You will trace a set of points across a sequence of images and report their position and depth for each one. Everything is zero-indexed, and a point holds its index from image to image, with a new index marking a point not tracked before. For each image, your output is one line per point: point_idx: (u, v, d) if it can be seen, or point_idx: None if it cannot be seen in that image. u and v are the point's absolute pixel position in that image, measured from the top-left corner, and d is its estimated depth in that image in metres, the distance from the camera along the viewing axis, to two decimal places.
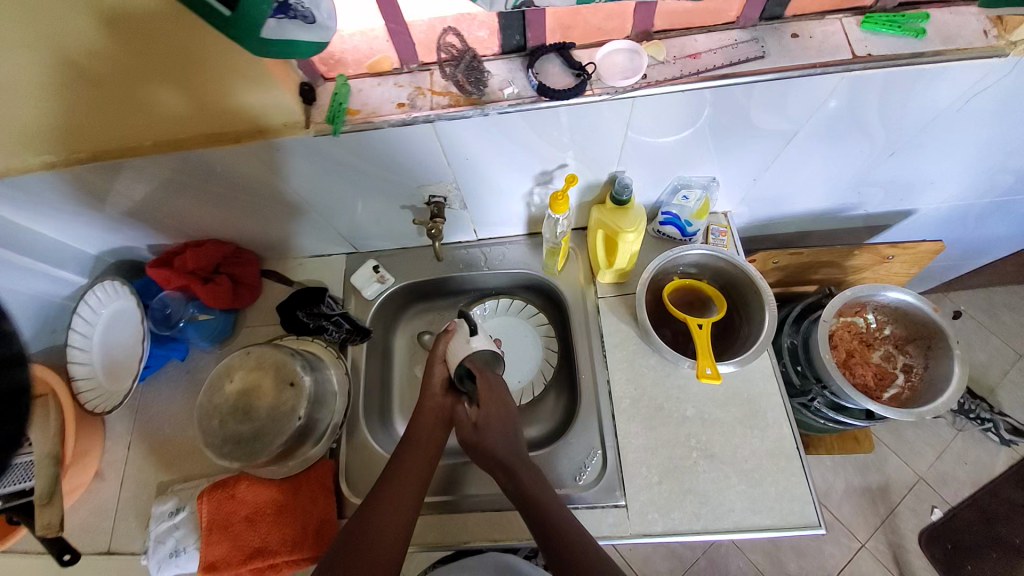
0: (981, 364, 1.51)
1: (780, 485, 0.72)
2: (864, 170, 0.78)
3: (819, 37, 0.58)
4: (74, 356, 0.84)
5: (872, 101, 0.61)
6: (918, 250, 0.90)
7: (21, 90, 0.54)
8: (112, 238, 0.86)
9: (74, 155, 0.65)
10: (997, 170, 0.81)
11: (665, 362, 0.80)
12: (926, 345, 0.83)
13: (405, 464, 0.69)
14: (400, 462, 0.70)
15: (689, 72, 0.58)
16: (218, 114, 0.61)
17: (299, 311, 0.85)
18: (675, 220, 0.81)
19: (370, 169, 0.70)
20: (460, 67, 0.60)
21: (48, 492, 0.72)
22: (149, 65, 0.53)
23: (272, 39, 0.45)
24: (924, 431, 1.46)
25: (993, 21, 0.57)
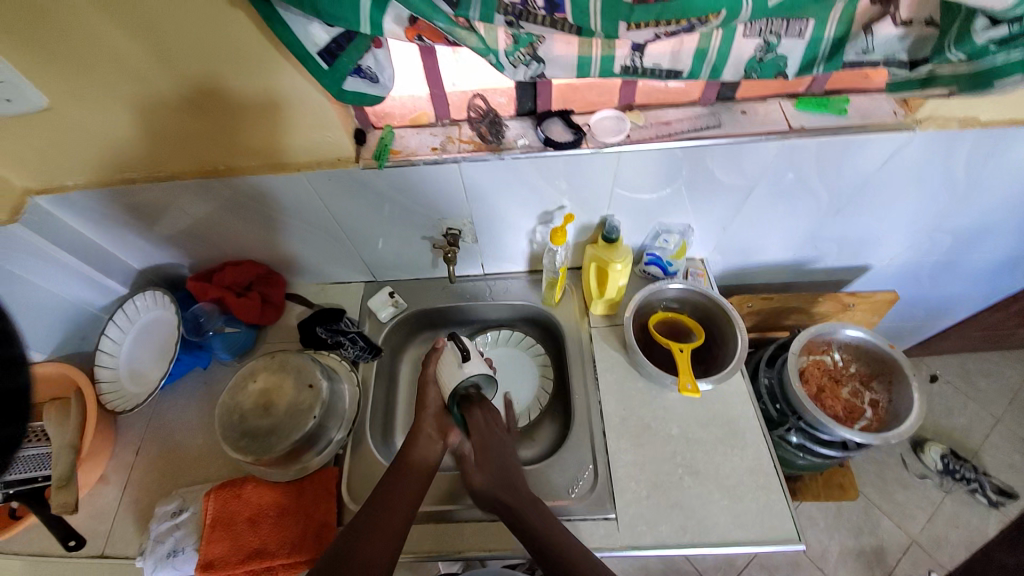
0: (962, 427, 1.56)
1: (760, 501, 0.77)
2: (818, 226, 0.92)
3: (762, 113, 0.75)
4: (101, 360, 0.91)
5: (812, 164, 0.77)
6: (874, 299, 1.03)
7: (136, 115, 0.70)
8: (159, 254, 0.97)
9: (158, 174, 0.80)
10: (931, 231, 0.95)
11: (652, 386, 0.88)
12: (888, 380, 0.95)
13: (399, 480, 0.72)
14: (395, 477, 0.72)
15: (663, 134, 0.74)
16: (285, 149, 0.76)
17: (318, 327, 0.93)
18: (658, 261, 0.94)
19: (401, 201, 0.83)
20: (484, 122, 0.76)
21: (64, 476, 0.80)
22: (241, 106, 0.69)
23: (347, 90, 0.61)
24: (915, 494, 1.46)
25: (900, 103, 0.74)
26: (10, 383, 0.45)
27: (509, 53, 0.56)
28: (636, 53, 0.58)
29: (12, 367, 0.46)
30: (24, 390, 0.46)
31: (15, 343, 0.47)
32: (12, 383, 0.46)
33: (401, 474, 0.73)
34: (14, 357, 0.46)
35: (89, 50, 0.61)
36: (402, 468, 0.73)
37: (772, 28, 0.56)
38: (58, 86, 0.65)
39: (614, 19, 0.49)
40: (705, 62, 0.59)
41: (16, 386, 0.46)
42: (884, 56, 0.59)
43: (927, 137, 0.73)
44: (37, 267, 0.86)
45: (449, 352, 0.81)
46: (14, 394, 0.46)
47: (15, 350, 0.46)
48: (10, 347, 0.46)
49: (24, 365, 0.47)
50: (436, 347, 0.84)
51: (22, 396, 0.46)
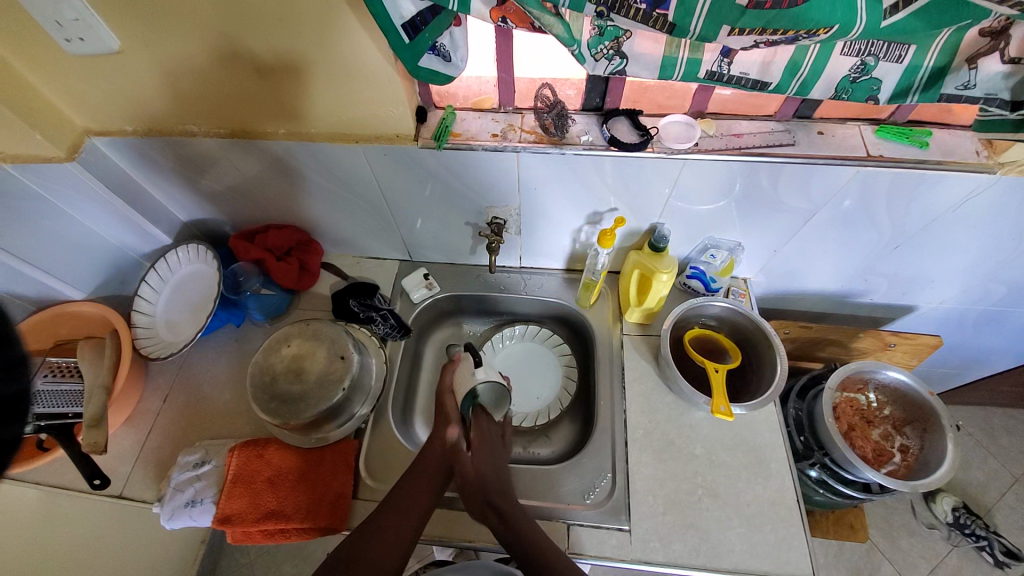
0: (978, 483, 1.51)
1: (779, 534, 0.75)
2: (872, 260, 0.88)
3: (839, 137, 0.71)
4: (140, 306, 0.93)
5: (881, 195, 0.74)
6: (916, 341, 0.99)
7: (203, 66, 0.69)
8: (205, 208, 0.98)
9: (216, 130, 0.80)
10: (989, 280, 0.91)
11: (680, 403, 0.86)
12: (922, 427, 0.92)
13: (423, 477, 0.70)
14: (415, 476, 0.70)
15: (732, 147, 0.71)
16: (345, 117, 0.75)
17: (353, 300, 0.94)
18: (701, 275, 0.93)
19: (451, 183, 0.82)
20: (550, 113, 0.73)
21: (97, 416, 0.80)
22: (308, 68, 0.68)
23: (423, 67, 0.60)
24: (920, 543, 1.42)
25: (984, 144, 0.70)
26: None
27: (591, 46, 0.55)
28: (724, 59, 0.56)
29: (12, 366, 0.36)
30: (26, 394, 0.36)
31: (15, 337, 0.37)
32: (9, 388, 0.35)
33: (422, 475, 0.71)
34: (16, 356, 0.36)
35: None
36: (420, 468, 0.71)
37: (872, 49, 0.53)
38: (133, 32, 0.65)
39: (717, 22, 0.46)
40: (795, 76, 0.57)
41: (15, 390, 0.35)
42: (984, 95, 0.55)
43: (1009, 181, 0.69)
44: (87, 208, 0.86)
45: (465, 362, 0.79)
46: (14, 398, 0.35)
47: None
48: (11, 345, 0.36)
49: (27, 364, 0.36)
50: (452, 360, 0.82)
51: (24, 400, 0.36)
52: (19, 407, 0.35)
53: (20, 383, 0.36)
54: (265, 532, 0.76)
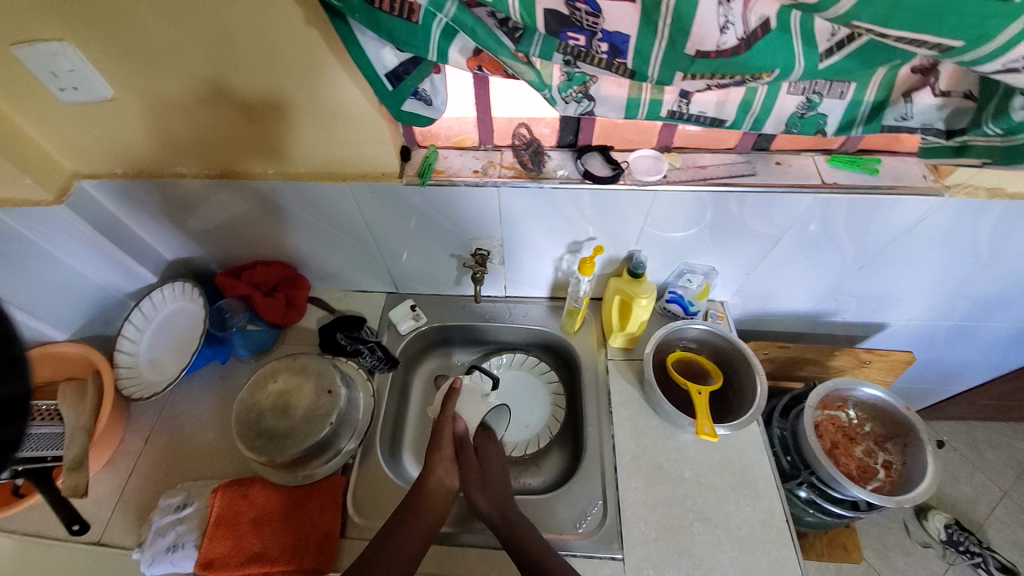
0: (968, 498, 1.52)
1: (770, 556, 0.75)
2: (840, 280, 0.93)
3: (796, 166, 0.77)
4: (122, 345, 0.93)
5: (841, 219, 0.79)
6: (889, 357, 1.02)
7: (195, 112, 0.73)
8: (192, 247, 0.99)
9: (206, 171, 0.83)
10: (951, 295, 0.96)
11: (667, 425, 0.87)
12: (903, 443, 0.93)
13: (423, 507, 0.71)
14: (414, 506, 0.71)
15: (699, 178, 0.76)
16: (332, 157, 0.79)
17: (338, 334, 0.95)
18: (680, 299, 0.96)
19: (436, 217, 0.85)
20: (527, 150, 0.79)
21: (78, 459, 0.80)
22: (296, 113, 0.72)
23: (406, 110, 0.64)
24: (917, 562, 1.41)
25: (930, 169, 0.76)
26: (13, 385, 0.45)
27: (562, 90, 0.59)
28: (683, 100, 0.61)
29: (12, 364, 0.45)
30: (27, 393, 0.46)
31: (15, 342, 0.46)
32: (13, 389, 0.45)
33: (424, 506, 0.70)
34: (16, 355, 0.46)
35: (163, 52, 0.64)
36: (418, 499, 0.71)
37: (816, 88, 0.59)
38: (127, 82, 0.69)
39: (672, 69, 0.51)
40: (748, 113, 0.62)
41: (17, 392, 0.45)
42: (920, 124, 0.61)
43: (956, 203, 0.75)
44: (73, 249, 0.87)
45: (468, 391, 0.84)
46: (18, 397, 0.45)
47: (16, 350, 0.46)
48: (12, 346, 0.45)
49: (23, 363, 0.46)
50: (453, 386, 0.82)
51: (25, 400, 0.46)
52: (19, 405, 0.46)
53: (20, 385, 0.45)
54: None
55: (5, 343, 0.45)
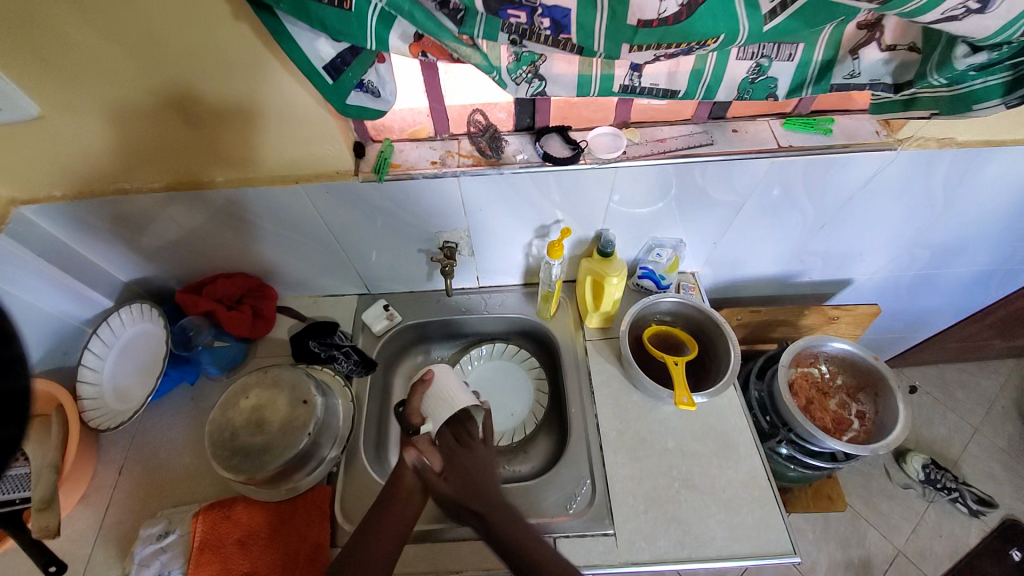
0: (942, 438, 1.60)
1: (756, 514, 0.77)
2: (805, 241, 0.95)
3: (753, 132, 0.77)
4: (83, 375, 0.87)
5: (801, 182, 0.80)
6: (857, 311, 1.05)
7: (130, 122, 0.69)
8: (147, 266, 0.94)
9: (150, 185, 0.79)
10: (909, 245, 0.99)
11: (648, 399, 0.88)
12: (874, 392, 0.97)
13: (392, 509, 0.68)
14: (388, 504, 0.68)
15: (658, 151, 0.76)
16: (284, 160, 0.76)
17: (311, 341, 0.92)
18: (652, 274, 0.96)
19: (399, 214, 0.83)
20: (483, 136, 0.77)
21: (45, 498, 0.73)
22: (239, 115, 0.68)
23: (352, 104, 0.62)
24: (899, 504, 1.48)
25: (882, 124, 0.77)
26: None
27: (511, 71, 0.58)
28: (634, 73, 0.60)
29: (9, 366, 0.37)
30: (28, 392, 0.37)
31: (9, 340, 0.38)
32: (17, 384, 0.37)
33: (393, 508, 0.68)
34: (12, 356, 0.37)
35: (84, 60, 0.60)
36: (388, 500, 0.68)
37: (764, 51, 0.59)
38: (52, 96, 0.64)
39: (617, 41, 0.50)
40: (700, 83, 0.62)
41: (20, 388, 0.37)
42: (869, 79, 0.61)
43: (909, 155, 0.77)
44: (19, 278, 0.82)
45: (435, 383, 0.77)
46: (13, 397, 0.36)
47: None
48: (9, 345, 0.37)
49: (23, 366, 0.38)
50: (423, 377, 0.78)
51: (23, 398, 0.37)
52: (15, 406, 0.37)
53: (26, 380, 0.37)
54: None
55: (2, 341, 0.37)
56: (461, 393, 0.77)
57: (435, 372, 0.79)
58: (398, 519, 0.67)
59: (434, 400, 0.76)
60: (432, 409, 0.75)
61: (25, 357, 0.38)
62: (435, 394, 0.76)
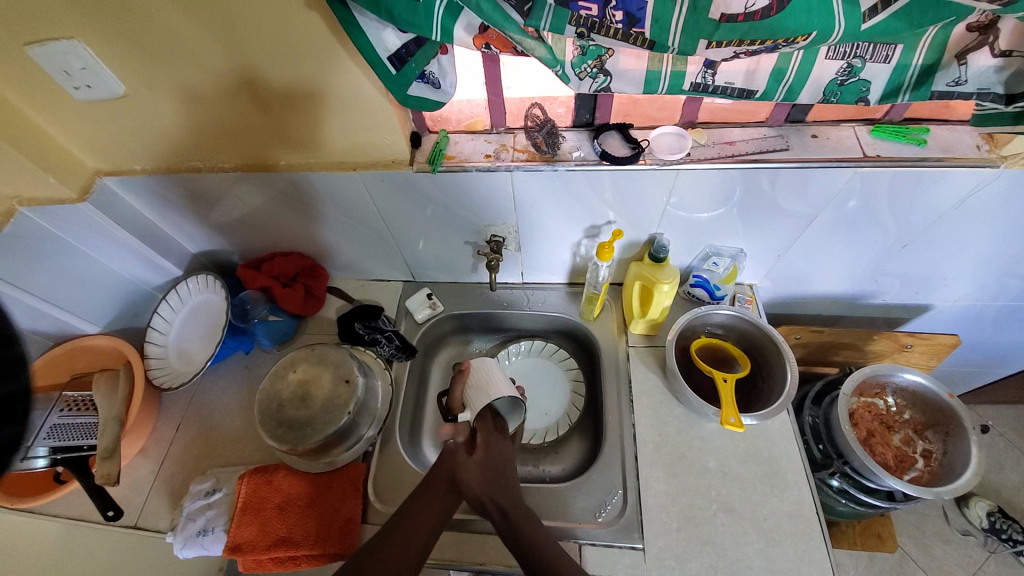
0: (1014, 485, 1.44)
1: (799, 548, 0.72)
2: (879, 260, 0.87)
3: (834, 139, 0.71)
4: (152, 336, 0.95)
5: (883, 196, 0.73)
6: (933, 341, 0.95)
7: (207, 104, 0.72)
8: (213, 239, 1.00)
9: (220, 165, 0.83)
10: (1004, 274, 0.88)
11: (690, 414, 0.85)
12: (944, 431, 0.89)
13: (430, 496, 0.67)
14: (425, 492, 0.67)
15: (726, 154, 0.71)
16: (343, 147, 0.78)
17: (357, 323, 0.95)
18: (705, 283, 0.92)
19: (449, 205, 0.83)
20: (541, 131, 0.75)
21: (109, 447, 0.82)
22: (305, 102, 0.70)
23: (412, 94, 0.62)
24: (956, 550, 1.35)
25: (984, 138, 0.68)
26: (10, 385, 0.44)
27: (575, 65, 0.55)
28: (708, 70, 0.56)
29: (13, 366, 0.44)
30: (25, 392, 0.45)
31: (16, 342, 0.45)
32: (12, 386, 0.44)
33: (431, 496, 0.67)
34: (16, 356, 0.45)
35: (168, 43, 0.63)
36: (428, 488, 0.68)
37: (858, 51, 0.53)
38: (138, 75, 0.68)
39: (695, 37, 0.47)
40: (781, 83, 0.57)
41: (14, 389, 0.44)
42: (976, 88, 0.54)
43: (1013, 175, 0.67)
44: (101, 245, 0.89)
45: (476, 373, 0.81)
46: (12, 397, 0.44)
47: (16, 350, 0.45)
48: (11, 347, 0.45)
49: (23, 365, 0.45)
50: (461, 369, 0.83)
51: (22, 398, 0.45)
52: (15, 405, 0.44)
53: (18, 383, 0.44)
54: (275, 560, 0.76)
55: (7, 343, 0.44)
56: (499, 382, 0.79)
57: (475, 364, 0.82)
58: (436, 504, 0.66)
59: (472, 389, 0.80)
60: (473, 398, 0.79)
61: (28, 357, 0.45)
62: (472, 383, 0.80)
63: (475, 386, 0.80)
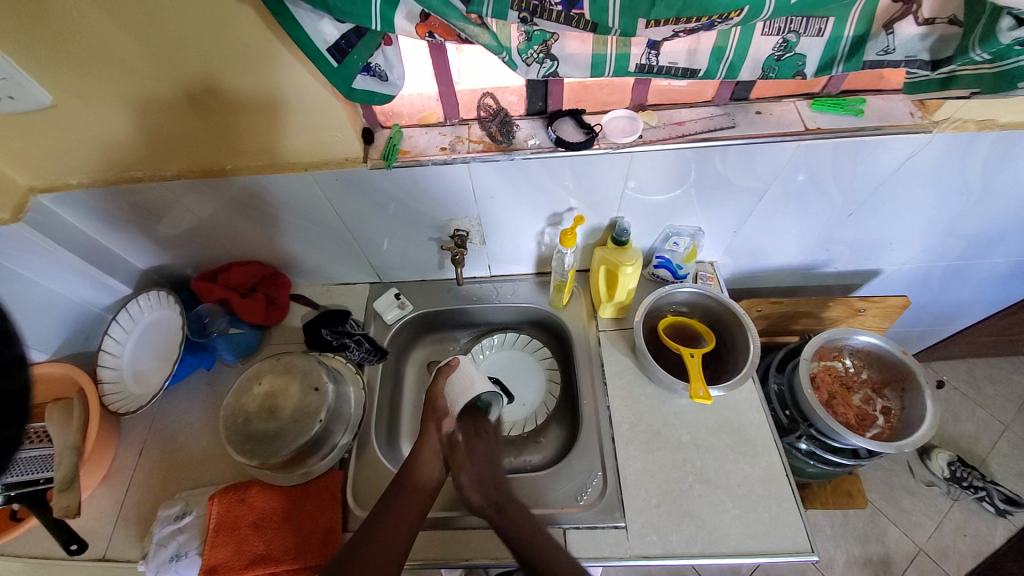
0: (969, 435, 1.53)
1: (772, 511, 0.75)
2: (830, 229, 0.90)
3: (777, 114, 0.74)
4: (104, 360, 0.89)
5: (828, 167, 0.76)
6: (884, 303, 1.01)
7: (145, 111, 0.69)
8: (164, 254, 0.96)
9: (162, 174, 0.79)
10: (945, 234, 0.94)
11: (662, 391, 0.86)
12: (901, 387, 0.93)
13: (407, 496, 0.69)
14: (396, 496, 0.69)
15: (676, 135, 0.73)
16: (293, 148, 0.75)
17: (323, 329, 0.93)
18: (667, 263, 0.94)
19: (407, 201, 0.82)
20: (494, 121, 0.75)
21: (67, 480, 0.78)
22: (249, 104, 0.68)
23: (358, 88, 0.60)
24: (921, 501, 1.43)
25: (916, 105, 0.72)
26: (12, 383, 0.36)
27: (521, 51, 0.55)
28: (652, 52, 0.57)
29: (12, 364, 0.37)
30: (29, 390, 0.37)
31: (15, 341, 0.38)
32: (13, 383, 0.36)
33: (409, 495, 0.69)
34: (16, 355, 0.37)
35: (95, 47, 0.59)
36: (404, 487, 0.70)
37: (792, 26, 0.55)
38: (65, 82, 0.64)
39: (633, 17, 0.48)
40: (722, 60, 0.58)
41: (19, 385, 0.37)
42: (904, 57, 0.57)
43: (944, 138, 0.72)
44: (41, 267, 0.84)
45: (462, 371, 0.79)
46: (16, 394, 0.36)
47: (16, 349, 0.37)
48: (10, 345, 0.37)
49: (25, 364, 0.38)
50: (448, 363, 0.80)
51: (26, 396, 0.37)
52: None
53: (22, 378, 0.37)
54: None
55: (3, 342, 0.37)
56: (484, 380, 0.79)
57: (461, 360, 0.80)
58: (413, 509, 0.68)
59: (456, 391, 0.77)
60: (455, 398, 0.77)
61: (30, 356, 0.38)
62: (458, 381, 0.78)
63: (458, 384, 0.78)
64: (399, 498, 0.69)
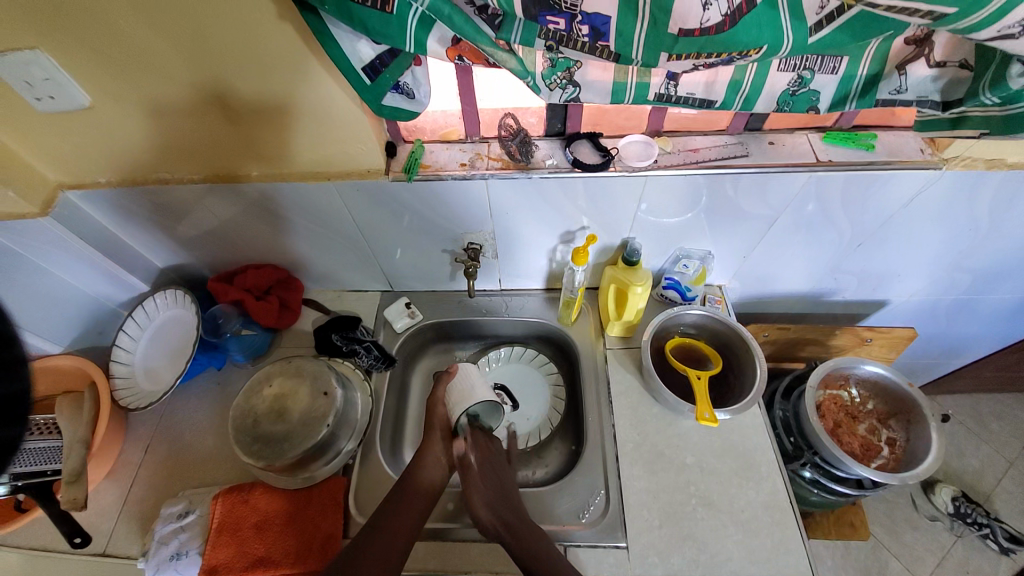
0: (974, 471, 1.52)
1: (775, 538, 0.75)
2: (837, 259, 0.92)
3: (789, 146, 0.76)
4: (117, 356, 0.91)
5: (837, 200, 0.78)
6: (891, 334, 1.01)
7: (178, 116, 0.71)
8: (183, 253, 0.98)
9: (189, 177, 0.81)
10: (953, 269, 0.94)
11: (667, 412, 0.87)
12: (906, 419, 0.93)
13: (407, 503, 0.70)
14: (399, 501, 0.70)
15: (690, 161, 0.75)
16: (317, 157, 0.77)
17: (334, 335, 0.93)
18: (677, 285, 0.95)
19: (425, 213, 0.84)
20: (514, 140, 0.77)
21: (75, 471, 0.79)
22: (278, 113, 0.71)
23: (387, 105, 0.63)
24: (925, 536, 1.41)
25: (927, 142, 0.74)
26: (9, 387, 0.39)
27: (545, 77, 0.58)
28: (671, 82, 0.60)
29: (13, 365, 0.39)
30: (27, 393, 0.40)
31: (16, 343, 0.40)
32: (11, 387, 0.39)
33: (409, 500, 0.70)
34: (17, 356, 0.40)
35: (137, 55, 0.62)
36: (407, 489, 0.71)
37: (806, 63, 0.57)
38: (104, 84, 0.67)
39: (656, 49, 0.50)
40: (738, 93, 0.60)
41: (17, 389, 0.39)
42: (917, 96, 0.58)
43: (953, 175, 0.73)
44: (66, 262, 0.86)
45: (461, 377, 0.79)
46: (13, 398, 0.39)
47: (18, 351, 0.40)
48: (12, 346, 0.40)
49: (29, 367, 0.40)
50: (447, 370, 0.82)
51: (23, 400, 0.39)
52: None
53: (22, 383, 0.39)
54: None
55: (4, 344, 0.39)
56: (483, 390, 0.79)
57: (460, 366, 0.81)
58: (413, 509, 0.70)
59: (454, 395, 0.78)
60: (452, 402, 0.78)
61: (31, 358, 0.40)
62: (458, 388, 0.79)
63: (457, 390, 0.79)
64: (401, 502, 0.70)
